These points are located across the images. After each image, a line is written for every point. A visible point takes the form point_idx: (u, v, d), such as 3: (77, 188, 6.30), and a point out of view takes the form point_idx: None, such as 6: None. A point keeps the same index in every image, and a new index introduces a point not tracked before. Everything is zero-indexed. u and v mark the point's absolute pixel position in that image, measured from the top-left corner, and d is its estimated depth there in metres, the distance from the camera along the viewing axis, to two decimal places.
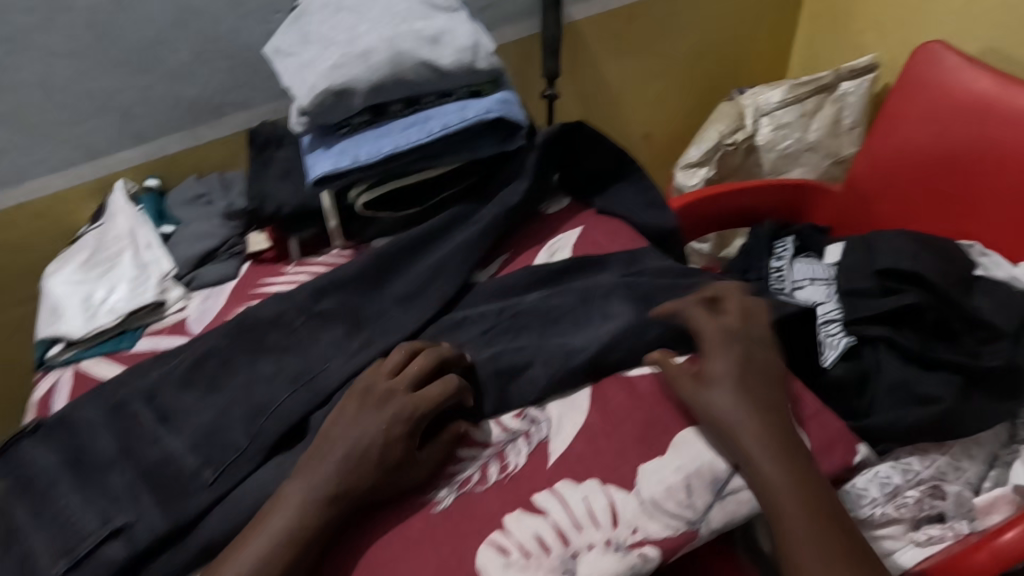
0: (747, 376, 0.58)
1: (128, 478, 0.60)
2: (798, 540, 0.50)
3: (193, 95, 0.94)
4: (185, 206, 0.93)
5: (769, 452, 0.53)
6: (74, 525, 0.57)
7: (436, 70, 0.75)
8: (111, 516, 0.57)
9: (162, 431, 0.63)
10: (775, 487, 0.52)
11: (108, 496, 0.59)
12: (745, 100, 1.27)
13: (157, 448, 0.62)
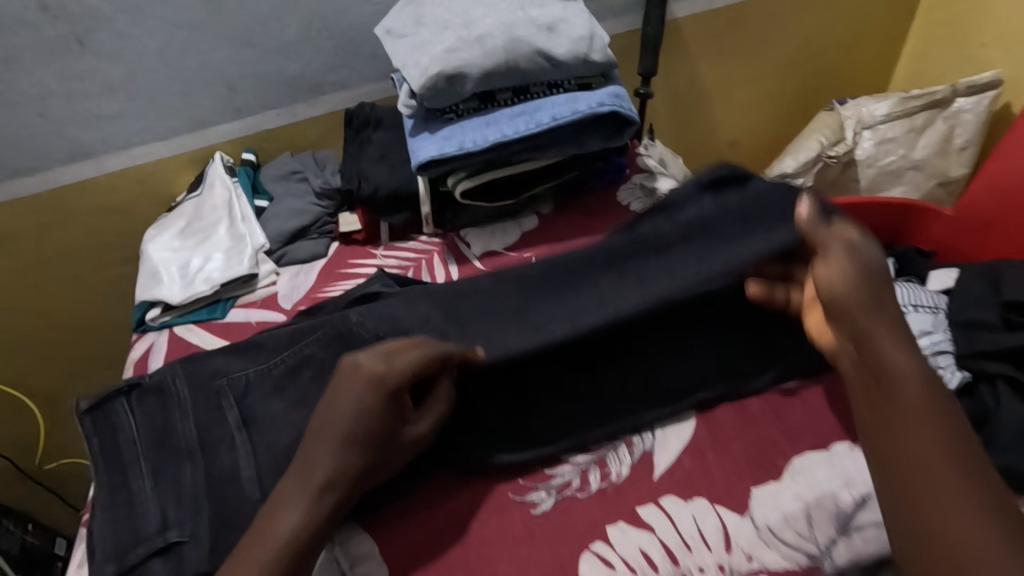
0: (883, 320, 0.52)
1: (197, 482, 0.59)
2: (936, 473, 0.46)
3: (295, 72, 0.94)
4: (279, 181, 0.94)
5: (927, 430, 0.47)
6: (138, 522, 0.58)
7: (551, 60, 0.73)
8: (169, 525, 0.58)
9: (241, 435, 0.61)
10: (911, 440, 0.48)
11: (177, 492, 0.59)
12: (846, 112, 1.20)
13: (230, 458, 0.59)
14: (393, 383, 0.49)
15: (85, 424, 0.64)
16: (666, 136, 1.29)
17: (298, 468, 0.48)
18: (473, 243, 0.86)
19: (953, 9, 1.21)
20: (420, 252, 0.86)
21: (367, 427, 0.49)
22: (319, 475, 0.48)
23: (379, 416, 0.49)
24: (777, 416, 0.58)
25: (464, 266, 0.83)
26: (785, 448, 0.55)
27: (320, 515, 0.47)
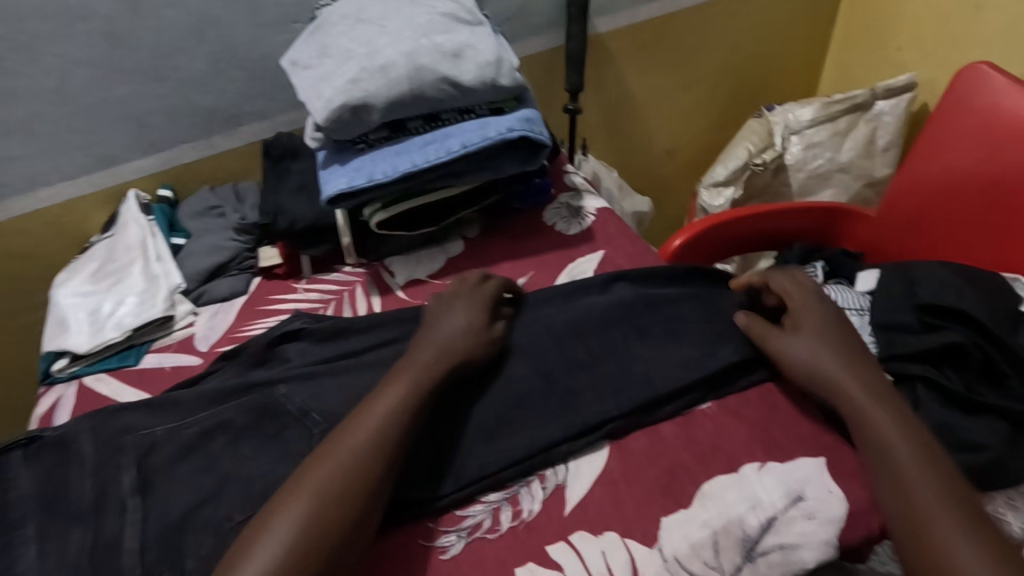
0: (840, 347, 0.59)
1: (83, 551, 0.55)
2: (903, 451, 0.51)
3: (209, 104, 0.92)
4: (196, 217, 0.91)
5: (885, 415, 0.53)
6: None
7: (458, 87, 0.72)
8: None
9: (136, 501, 0.57)
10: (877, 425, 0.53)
11: (63, 563, 0.54)
12: (774, 117, 1.23)
13: (122, 522, 0.56)
14: (430, 358, 0.58)
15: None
16: (602, 150, 1.29)
17: (342, 433, 0.53)
18: (398, 272, 0.84)
19: (869, 14, 1.24)
20: (342, 284, 0.84)
21: (451, 342, 0.60)
22: (356, 449, 0.51)
23: (416, 386, 0.56)
24: (686, 436, 0.58)
25: (386, 297, 0.81)
26: (695, 473, 0.55)
27: (349, 472, 0.50)
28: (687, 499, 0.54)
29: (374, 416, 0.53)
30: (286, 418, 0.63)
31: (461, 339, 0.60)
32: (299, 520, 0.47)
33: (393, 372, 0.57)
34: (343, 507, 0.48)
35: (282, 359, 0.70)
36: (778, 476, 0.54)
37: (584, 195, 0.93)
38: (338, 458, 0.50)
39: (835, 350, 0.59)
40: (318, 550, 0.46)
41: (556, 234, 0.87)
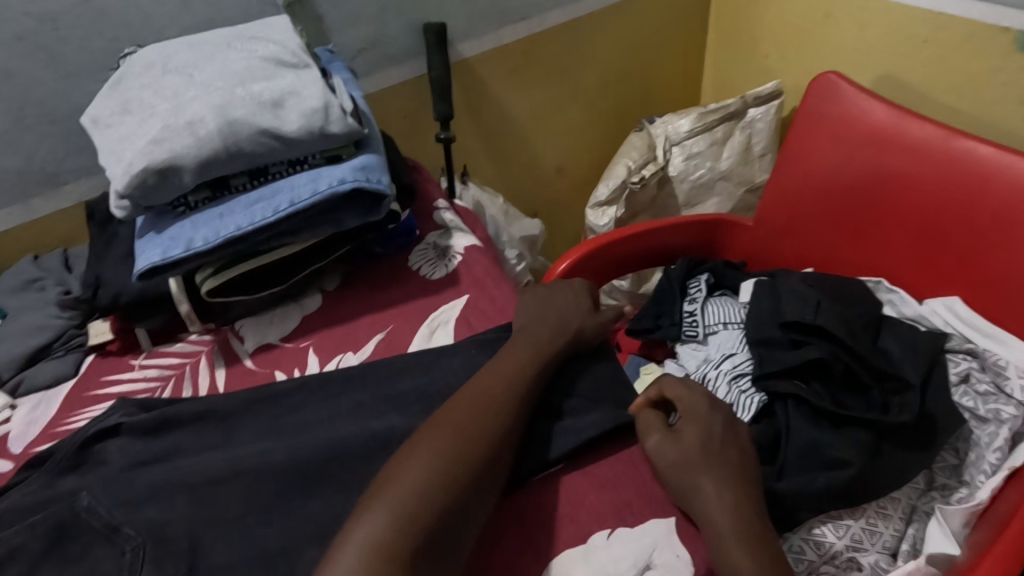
0: (698, 421, 0.60)
1: None
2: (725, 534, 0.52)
3: (19, 165, 0.82)
4: (14, 294, 0.81)
5: (717, 497, 0.54)
6: None
7: (280, 138, 0.66)
8: None
9: None
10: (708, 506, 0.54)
11: None
12: (655, 130, 1.24)
13: None
14: (554, 330, 0.67)
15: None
16: (489, 174, 1.25)
17: (471, 390, 0.60)
18: (248, 337, 0.78)
19: (736, 23, 1.26)
20: (184, 357, 0.76)
21: (564, 320, 0.69)
22: (488, 402, 0.58)
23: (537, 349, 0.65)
24: (540, 514, 0.57)
25: (232, 368, 0.74)
26: (544, 550, 0.54)
27: (477, 426, 0.55)
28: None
29: (503, 375, 0.61)
30: (91, 537, 0.55)
31: (568, 319, 0.69)
32: (440, 445, 0.53)
33: (517, 339, 0.66)
34: (484, 438, 0.55)
35: (94, 464, 0.62)
36: (625, 544, 0.54)
37: (453, 233, 0.89)
38: (471, 406, 0.57)
39: (687, 424, 0.60)
40: (464, 465, 0.52)
41: (420, 279, 0.82)
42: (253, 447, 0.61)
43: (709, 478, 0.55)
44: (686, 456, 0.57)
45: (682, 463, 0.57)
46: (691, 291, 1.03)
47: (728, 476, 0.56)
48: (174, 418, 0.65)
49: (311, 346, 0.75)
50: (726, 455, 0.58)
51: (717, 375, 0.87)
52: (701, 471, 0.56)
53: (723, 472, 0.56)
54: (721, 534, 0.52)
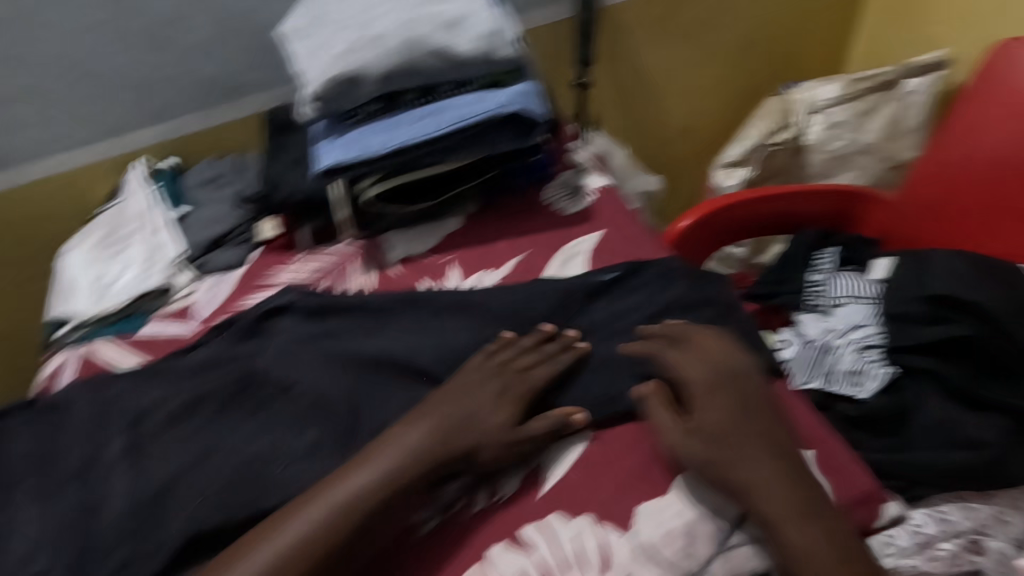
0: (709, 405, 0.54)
1: (68, 513, 0.56)
2: (789, 525, 0.46)
3: (213, 74, 0.92)
4: (200, 188, 0.92)
5: (773, 490, 0.48)
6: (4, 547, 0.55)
7: (454, 57, 0.72)
8: (27, 560, 0.54)
9: (120, 464, 0.59)
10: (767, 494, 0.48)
11: (49, 518, 0.56)
12: (791, 95, 1.17)
13: (103, 490, 0.57)
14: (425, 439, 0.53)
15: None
16: (615, 127, 1.26)
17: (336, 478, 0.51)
18: (395, 247, 0.84)
19: None
20: (339, 259, 0.84)
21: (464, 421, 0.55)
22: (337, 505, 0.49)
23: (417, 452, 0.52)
24: None
25: (380, 274, 0.81)
26: (676, 460, 0.55)
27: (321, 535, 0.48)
28: (665, 486, 0.54)
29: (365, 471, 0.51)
30: (269, 392, 0.63)
31: (429, 437, 0.53)
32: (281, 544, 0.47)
33: (378, 446, 0.53)
34: (312, 558, 0.47)
35: (264, 336, 0.70)
36: None
37: (586, 174, 0.90)
38: (340, 492, 0.50)
39: (713, 399, 0.54)
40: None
41: (553, 213, 0.85)
42: (403, 338, 0.66)
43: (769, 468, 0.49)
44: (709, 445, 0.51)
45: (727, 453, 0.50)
46: (816, 262, 1.00)
47: (762, 465, 0.49)
48: (331, 305, 0.71)
49: (453, 262, 0.80)
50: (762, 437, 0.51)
51: (843, 344, 0.83)
52: (756, 462, 0.50)
53: (758, 459, 0.50)
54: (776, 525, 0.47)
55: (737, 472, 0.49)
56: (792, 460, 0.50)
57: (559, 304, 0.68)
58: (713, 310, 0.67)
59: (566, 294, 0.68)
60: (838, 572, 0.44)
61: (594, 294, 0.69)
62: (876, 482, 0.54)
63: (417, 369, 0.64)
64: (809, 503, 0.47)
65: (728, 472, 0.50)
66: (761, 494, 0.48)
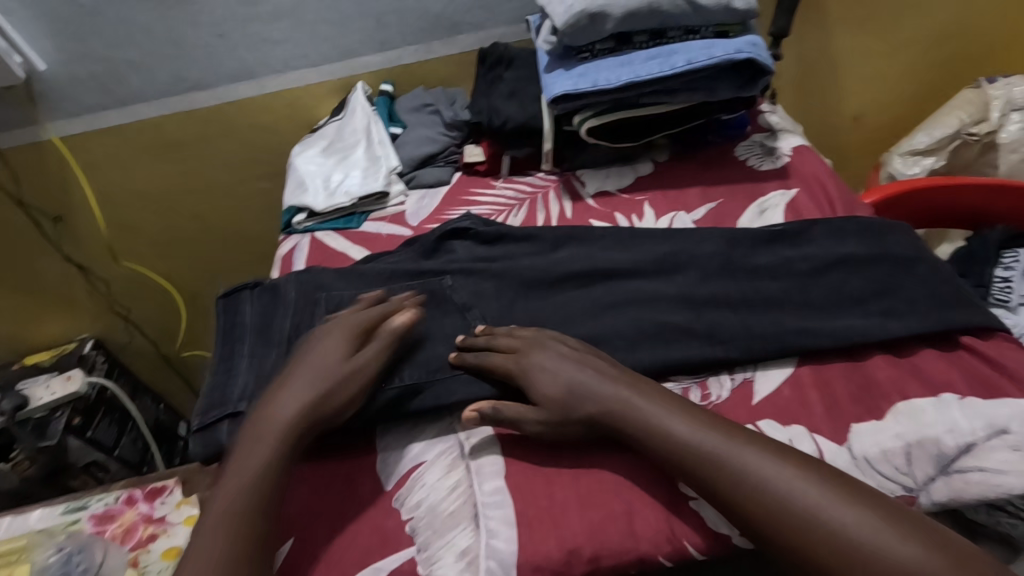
0: (572, 371, 0.57)
1: (274, 371, 0.69)
2: (710, 469, 0.49)
3: (437, 11, 1.01)
4: (412, 112, 1.02)
5: (665, 420, 0.53)
6: (228, 388, 0.68)
7: (693, 4, 0.75)
8: (244, 398, 0.67)
9: None
10: (674, 431, 0.52)
11: (264, 371, 0.69)
12: (993, 89, 1.11)
13: None
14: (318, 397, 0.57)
15: (218, 307, 0.77)
16: (789, 105, 1.26)
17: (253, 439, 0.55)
18: (589, 183, 0.90)
19: None
20: (537, 187, 0.91)
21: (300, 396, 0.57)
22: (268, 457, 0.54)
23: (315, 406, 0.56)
24: (895, 372, 0.59)
25: (578, 204, 0.87)
26: (891, 392, 0.57)
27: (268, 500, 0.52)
28: (877, 413, 0.56)
29: (277, 414, 0.56)
30: (451, 306, 0.70)
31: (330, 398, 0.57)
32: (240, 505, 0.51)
33: (258, 427, 0.56)
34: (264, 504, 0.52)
35: (450, 252, 0.78)
36: (980, 407, 0.54)
37: (779, 136, 0.92)
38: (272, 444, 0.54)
39: (577, 364, 0.57)
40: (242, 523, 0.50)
41: (747, 168, 0.87)
42: (613, 255, 0.72)
43: (674, 418, 0.52)
44: (603, 390, 0.55)
45: (601, 407, 0.54)
46: (1007, 258, 0.95)
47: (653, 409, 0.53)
48: (509, 233, 0.77)
49: (646, 201, 0.85)
50: (646, 386, 0.56)
51: None
52: (642, 411, 0.53)
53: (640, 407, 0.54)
54: (707, 461, 0.50)
55: (647, 434, 0.52)
56: (668, 398, 0.55)
57: (765, 246, 0.71)
58: (927, 268, 0.67)
59: (770, 239, 0.72)
60: (759, 487, 0.48)
61: (803, 239, 0.71)
62: None
63: (628, 283, 0.70)
64: (709, 431, 0.51)
65: (638, 423, 0.53)
66: (666, 438, 0.52)
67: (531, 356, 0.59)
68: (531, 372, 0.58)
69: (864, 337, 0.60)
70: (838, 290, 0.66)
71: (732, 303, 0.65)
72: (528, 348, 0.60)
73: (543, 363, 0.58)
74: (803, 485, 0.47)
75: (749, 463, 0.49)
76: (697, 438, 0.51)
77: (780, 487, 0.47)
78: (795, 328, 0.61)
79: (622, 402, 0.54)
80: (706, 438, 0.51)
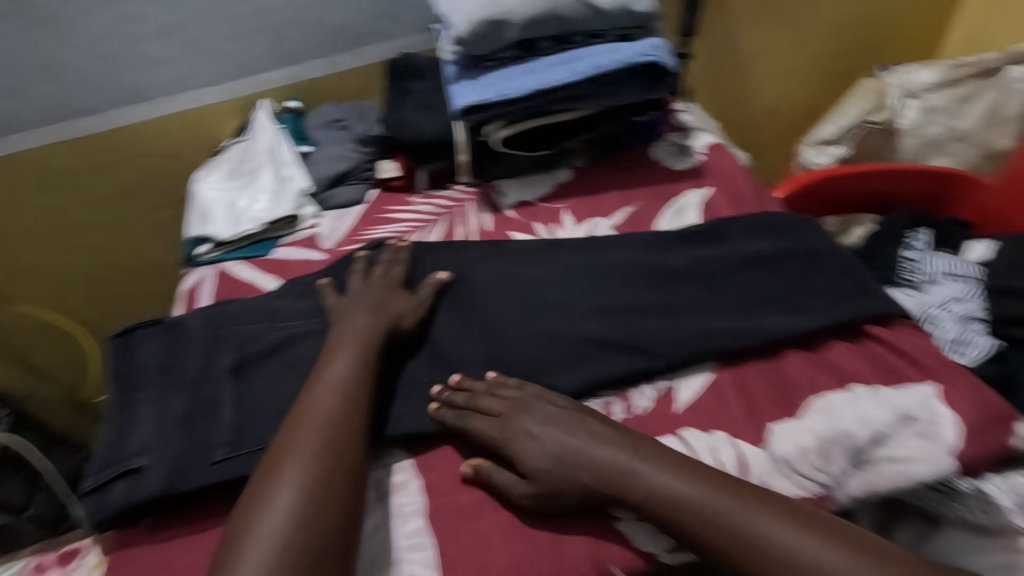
0: (567, 435, 0.54)
1: (180, 417, 0.61)
2: (734, 541, 0.47)
3: (340, 22, 0.97)
4: (321, 129, 0.97)
5: (672, 484, 0.50)
6: (124, 442, 0.60)
7: (593, 9, 0.75)
8: (144, 451, 0.58)
9: (235, 381, 0.63)
10: (688, 505, 0.49)
11: (167, 420, 0.61)
12: (889, 78, 1.17)
13: (222, 399, 0.62)
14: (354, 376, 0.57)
15: (110, 347, 0.68)
16: (705, 100, 1.28)
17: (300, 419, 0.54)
18: (508, 193, 0.88)
19: None
20: (455, 200, 0.88)
21: (346, 375, 0.57)
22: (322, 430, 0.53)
23: (355, 384, 0.56)
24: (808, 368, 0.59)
25: (497, 215, 0.85)
26: (804, 388, 0.58)
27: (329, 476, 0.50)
28: (793, 411, 0.56)
29: (322, 397, 0.55)
30: None
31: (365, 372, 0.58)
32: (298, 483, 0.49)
33: (304, 410, 0.54)
34: (326, 483, 0.50)
35: None
36: (887, 396, 0.56)
37: (693, 134, 0.93)
38: (320, 425, 0.53)
39: (572, 428, 0.54)
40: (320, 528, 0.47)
41: (663, 168, 0.88)
42: (533, 268, 0.71)
43: (683, 487, 0.50)
44: (604, 455, 0.52)
45: (605, 482, 0.51)
46: (910, 240, 0.99)
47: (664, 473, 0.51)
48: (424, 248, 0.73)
49: (565, 209, 0.84)
50: (650, 452, 0.52)
51: (941, 312, 0.85)
52: (649, 483, 0.50)
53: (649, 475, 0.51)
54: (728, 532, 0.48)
55: (660, 507, 0.49)
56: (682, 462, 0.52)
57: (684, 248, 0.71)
58: (834, 260, 0.68)
59: (685, 241, 0.72)
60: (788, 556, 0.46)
61: (717, 239, 0.72)
62: (1008, 405, 0.55)
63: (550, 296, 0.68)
64: (726, 499, 0.49)
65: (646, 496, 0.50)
66: (680, 510, 0.49)
67: (519, 421, 0.55)
68: (529, 434, 0.55)
69: (777, 333, 0.61)
70: (751, 288, 0.66)
71: (651, 309, 0.65)
72: (512, 412, 0.56)
73: (532, 431, 0.55)
74: (827, 553, 0.46)
75: (770, 533, 0.47)
76: (719, 509, 0.48)
77: (807, 555, 0.46)
78: (713, 332, 0.61)
79: (633, 468, 0.51)
80: (725, 509, 0.48)
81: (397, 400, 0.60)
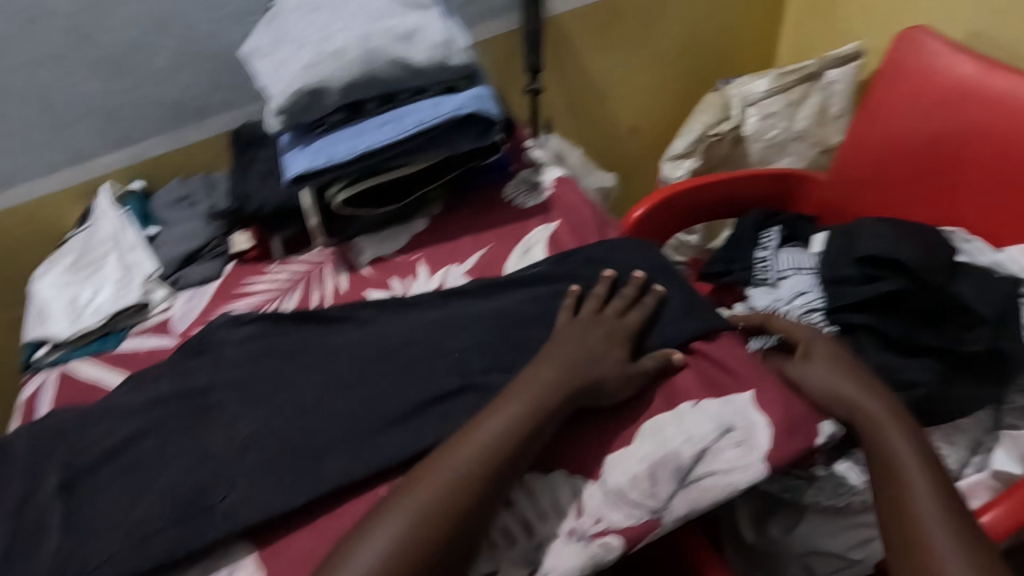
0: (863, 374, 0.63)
1: None
2: (886, 484, 0.56)
3: (176, 97, 0.95)
4: (170, 207, 0.94)
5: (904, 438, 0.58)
6: None
7: (409, 69, 0.77)
8: None
9: (65, 500, 0.59)
10: (895, 453, 0.57)
11: None
12: (730, 91, 1.25)
13: (48, 522, 0.58)
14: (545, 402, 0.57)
15: None
16: (567, 129, 1.33)
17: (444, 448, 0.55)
18: (364, 250, 0.87)
19: None
20: (312, 265, 0.87)
21: (546, 394, 0.57)
22: (459, 459, 0.53)
23: (528, 420, 0.55)
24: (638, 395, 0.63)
25: (354, 275, 0.84)
26: (636, 415, 0.60)
27: (445, 496, 0.51)
28: (626, 439, 0.59)
29: (480, 431, 0.55)
30: (220, 420, 0.64)
31: (554, 400, 0.57)
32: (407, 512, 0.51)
33: (456, 439, 0.55)
34: (442, 514, 0.51)
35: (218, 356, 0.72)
36: (710, 411, 0.60)
37: (544, 169, 0.96)
38: (462, 453, 0.54)
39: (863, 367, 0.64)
40: (441, 534, 0.50)
41: (514, 208, 0.90)
42: (385, 328, 0.71)
43: (908, 448, 0.57)
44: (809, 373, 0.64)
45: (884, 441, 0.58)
46: (763, 241, 1.05)
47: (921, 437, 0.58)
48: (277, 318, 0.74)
49: (421, 259, 0.85)
50: (908, 423, 0.59)
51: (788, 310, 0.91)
52: (892, 437, 0.58)
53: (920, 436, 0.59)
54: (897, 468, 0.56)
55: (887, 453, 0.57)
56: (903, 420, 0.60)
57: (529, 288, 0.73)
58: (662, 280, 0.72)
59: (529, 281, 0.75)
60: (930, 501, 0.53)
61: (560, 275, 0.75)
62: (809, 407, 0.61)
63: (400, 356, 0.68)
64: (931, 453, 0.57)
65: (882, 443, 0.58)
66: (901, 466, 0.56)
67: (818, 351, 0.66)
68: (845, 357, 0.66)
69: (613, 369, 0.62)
70: None
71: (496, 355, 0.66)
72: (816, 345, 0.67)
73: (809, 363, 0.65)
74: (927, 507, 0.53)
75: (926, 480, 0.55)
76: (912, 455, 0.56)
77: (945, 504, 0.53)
78: None
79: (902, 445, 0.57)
80: (916, 464, 0.56)
81: (244, 490, 0.58)
